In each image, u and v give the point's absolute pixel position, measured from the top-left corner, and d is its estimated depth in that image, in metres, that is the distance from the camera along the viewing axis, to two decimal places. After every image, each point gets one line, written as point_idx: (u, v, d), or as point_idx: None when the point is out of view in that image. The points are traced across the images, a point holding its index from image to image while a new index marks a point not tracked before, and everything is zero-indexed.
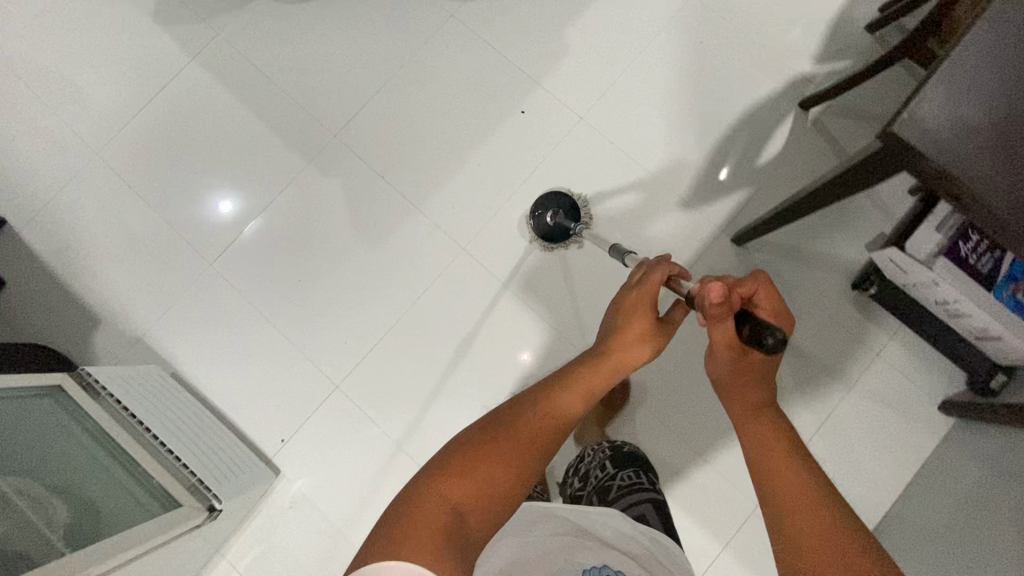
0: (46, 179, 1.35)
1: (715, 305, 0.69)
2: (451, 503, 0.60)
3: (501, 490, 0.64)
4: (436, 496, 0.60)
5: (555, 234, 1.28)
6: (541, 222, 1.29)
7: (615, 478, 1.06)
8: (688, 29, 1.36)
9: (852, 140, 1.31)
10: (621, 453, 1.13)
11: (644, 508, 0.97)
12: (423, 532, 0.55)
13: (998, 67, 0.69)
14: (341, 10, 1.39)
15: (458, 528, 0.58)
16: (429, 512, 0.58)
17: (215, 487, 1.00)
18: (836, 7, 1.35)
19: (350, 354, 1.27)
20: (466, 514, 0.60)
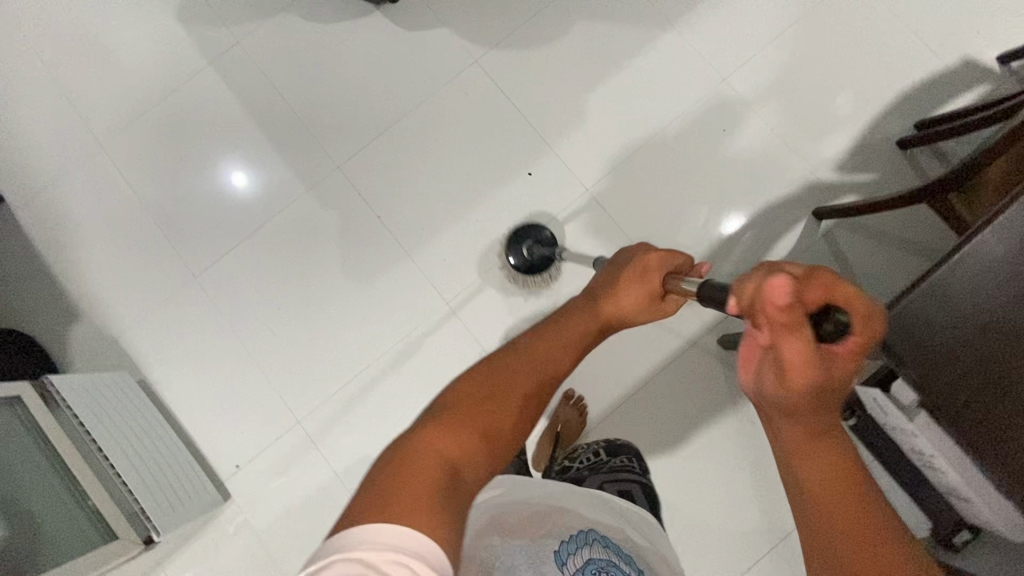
0: (47, 161, 1.35)
1: (780, 311, 0.49)
2: (451, 459, 0.56)
3: (496, 443, 0.61)
4: (432, 451, 0.56)
5: (535, 267, 1.26)
6: (521, 252, 1.26)
7: (608, 462, 1.09)
8: (711, 115, 1.33)
9: (861, 260, 1.26)
10: (615, 446, 1.16)
11: (630, 486, 1.00)
12: (424, 492, 0.52)
13: (993, 280, 0.78)
14: (366, 39, 1.37)
15: (456, 484, 0.55)
16: (426, 471, 0.54)
17: (155, 519, 1.01)
18: (867, 120, 1.32)
19: (317, 389, 1.27)
20: (464, 468, 0.57)
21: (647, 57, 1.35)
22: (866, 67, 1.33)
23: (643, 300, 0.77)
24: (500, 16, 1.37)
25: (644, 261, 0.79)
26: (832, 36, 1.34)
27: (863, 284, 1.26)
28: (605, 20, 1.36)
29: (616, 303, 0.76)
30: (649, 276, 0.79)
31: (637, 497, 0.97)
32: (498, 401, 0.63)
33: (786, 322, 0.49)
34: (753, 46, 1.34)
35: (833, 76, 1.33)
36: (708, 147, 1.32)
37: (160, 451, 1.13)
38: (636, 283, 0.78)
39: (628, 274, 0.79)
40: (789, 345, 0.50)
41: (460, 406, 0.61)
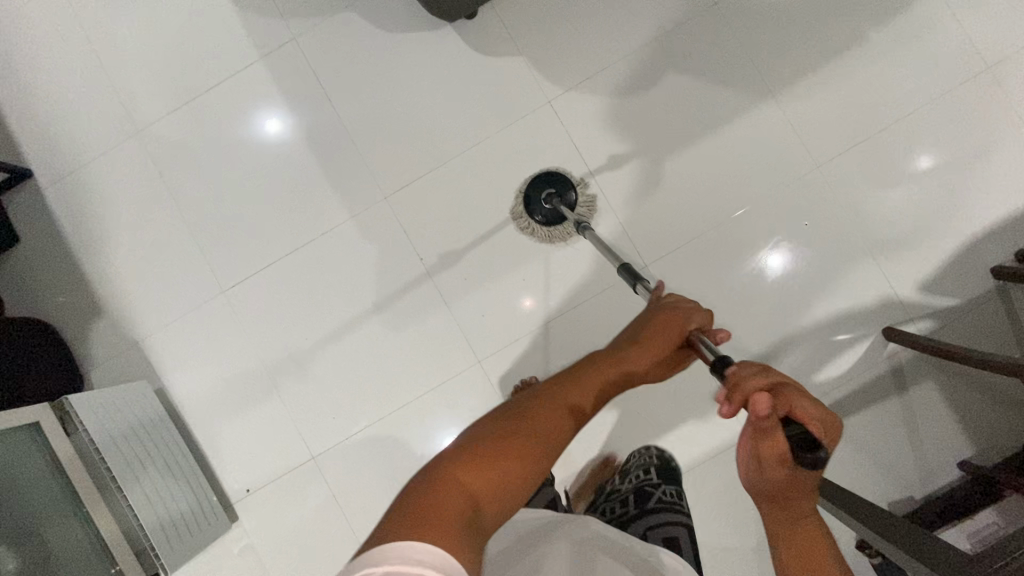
0: (79, 139, 1.27)
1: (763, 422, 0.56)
2: (472, 494, 0.57)
3: (517, 484, 0.60)
4: (455, 484, 0.57)
5: (542, 215, 1.23)
6: (536, 195, 1.23)
7: (658, 489, 1.10)
8: (792, 205, 1.23)
9: (922, 392, 1.19)
10: (666, 465, 1.17)
11: (675, 527, 1.01)
12: (444, 515, 0.52)
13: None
14: (432, 57, 1.24)
15: (474, 520, 0.55)
16: (449, 500, 0.55)
17: (164, 557, 1.03)
18: (962, 239, 1.20)
19: (336, 428, 1.24)
20: (485, 507, 0.57)
21: (736, 127, 1.23)
22: (977, 179, 1.20)
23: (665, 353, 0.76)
24: (583, 55, 1.23)
25: (662, 317, 0.78)
26: (943, 136, 1.21)
27: (919, 417, 1.19)
28: (698, 77, 1.23)
29: (638, 353, 0.74)
30: (669, 328, 0.77)
31: (681, 540, 0.98)
32: (522, 444, 0.62)
33: (767, 428, 0.57)
34: (854, 134, 1.22)
35: (935, 182, 1.21)
36: (784, 238, 1.23)
37: (179, 470, 1.13)
38: (656, 334, 0.76)
39: (650, 327, 0.77)
40: (767, 446, 0.58)
41: (485, 442, 0.62)
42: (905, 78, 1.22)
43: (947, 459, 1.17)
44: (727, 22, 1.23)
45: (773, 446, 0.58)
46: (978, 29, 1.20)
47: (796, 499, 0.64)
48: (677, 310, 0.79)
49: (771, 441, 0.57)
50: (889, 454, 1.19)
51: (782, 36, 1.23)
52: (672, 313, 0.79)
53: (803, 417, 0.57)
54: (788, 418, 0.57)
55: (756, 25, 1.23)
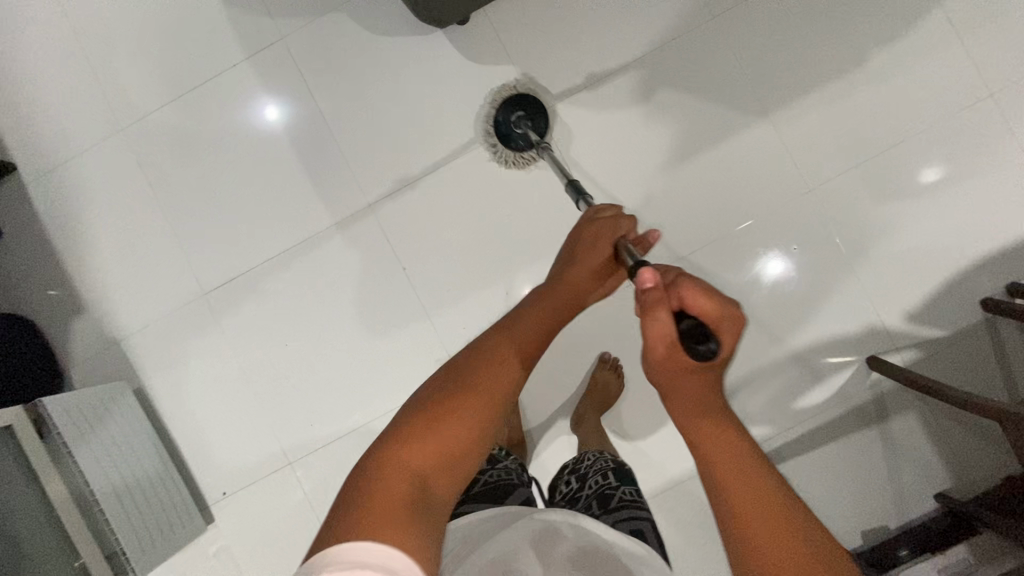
0: (62, 134, 1.25)
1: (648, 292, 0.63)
2: (416, 466, 0.56)
3: (465, 442, 0.59)
4: (397, 461, 0.56)
5: (515, 142, 1.21)
6: (507, 120, 1.21)
7: (618, 489, 0.96)
8: (783, 229, 1.20)
9: (902, 424, 1.18)
10: (624, 467, 1.03)
11: (641, 524, 0.88)
12: (388, 503, 0.52)
13: None
14: (421, 62, 1.22)
15: (422, 496, 0.54)
16: (393, 484, 0.54)
17: (134, 562, 1.05)
18: (952, 270, 1.18)
19: (312, 434, 1.24)
20: (432, 475, 0.57)
21: (728, 145, 1.21)
22: (972, 210, 1.18)
23: (595, 269, 0.78)
24: (576, 66, 1.21)
25: (589, 233, 0.81)
26: (940, 166, 1.18)
27: (898, 449, 1.18)
28: (692, 95, 1.20)
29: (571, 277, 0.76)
30: (597, 242, 0.79)
31: (650, 538, 0.86)
32: (467, 399, 0.61)
33: (650, 300, 0.63)
34: (849, 159, 1.20)
35: (928, 209, 1.19)
36: (774, 262, 1.21)
37: (150, 476, 1.15)
38: (585, 252, 0.79)
39: (578, 245, 0.80)
40: (649, 324, 0.63)
41: (427, 407, 0.60)
42: (905, 103, 1.19)
43: (925, 490, 1.17)
44: (724, 39, 1.20)
45: (661, 325, 0.62)
46: (982, 55, 1.17)
47: (701, 389, 0.60)
48: (606, 223, 0.81)
49: (654, 317, 0.63)
50: (867, 484, 1.18)
51: (780, 55, 1.20)
52: (599, 228, 0.81)
53: (697, 308, 0.62)
54: (681, 311, 0.63)
55: (755, 42, 1.20)
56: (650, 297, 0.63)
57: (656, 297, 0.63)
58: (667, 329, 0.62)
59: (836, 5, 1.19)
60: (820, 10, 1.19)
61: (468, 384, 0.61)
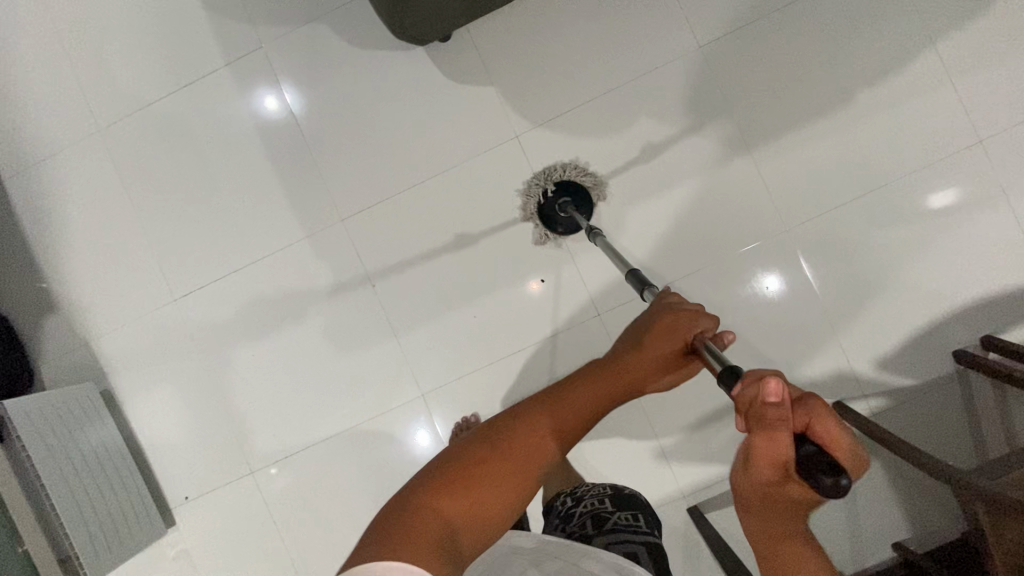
0: (41, 133, 1.25)
1: (771, 408, 0.46)
2: (451, 523, 0.47)
3: (499, 512, 0.49)
4: (430, 513, 0.47)
5: (561, 226, 1.19)
6: (551, 204, 1.19)
7: (613, 514, 0.94)
8: (757, 268, 1.18)
9: (865, 472, 1.17)
10: (623, 495, 1.01)
11: (635, 548, 0.86)
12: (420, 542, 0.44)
13: None
14: (401, 79, 1.21)
15: (451, 552, 0.46)
16: (422, 530, 0.46)
17: (87, 567, 1.05)
18: (926, 321, 1.16)
19: (275, 446, 1.25)
20: (463, 537, 0.48)
21: (706, 179, 1.19)
22: (951, 258, 1.16)
23: (663, 361, 0.59)
24: (557, 90, 1.19)
25: (664, 317, 0.62)
26: (920, 213, 1.16)
27: (859, 498, 1.17)
28: (673, 127, 1.18)
29: (635, 364, 0.58)
30: (673, 334, 0.60)
31: (643, 563, 0.83)
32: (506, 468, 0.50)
33: (772, 419, 0.46)
34: (830, 201, 1.17)
35: (906, 254, 1.16)
36: (747, 301, 1.19)
37: (113, 478, 1.17)
38: (658, 339, 0.60)
39: (648, 331, 0.61)
40: (759, 441, 0.46)
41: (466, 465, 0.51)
42: (891, 146, 1.16)
43: (884, 538, 1.16)
44: (709, 72, 1.18)
45: (772, 446, 0.46)
46: (972, 101, 1.14)
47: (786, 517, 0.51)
48: (684, 313, 0.62)
49: (772, 437, 0.46)
50: (825, 532, 1.17)
51: (766, 91, 1.17)
52: (675, 314, 0.62)
53: (822, 436, 0.47)
54: (803, 435, 0.48)
55: (741, 75, 1.17)
56: (773, 414, 0.46)
57: (780, 415, 0.46)
58: (781, 452, 0.46)
59: (827, 42, 1.16)
60: (810, 47, 1.17)
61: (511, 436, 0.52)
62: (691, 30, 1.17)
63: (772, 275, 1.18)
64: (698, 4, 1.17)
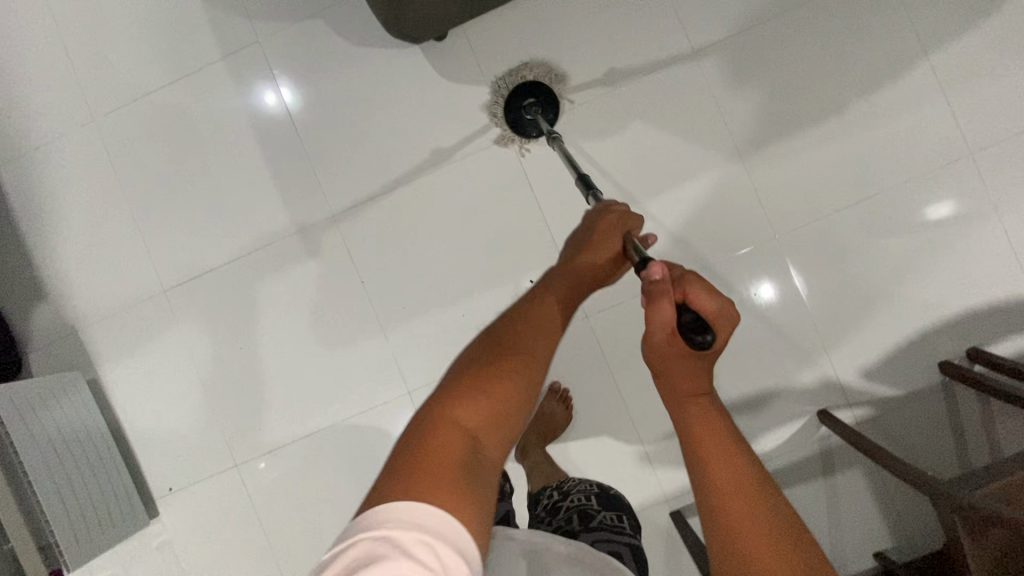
0: (35, 121, 1.25)
1: (658, 283, 0.62)
2: (470, 430, 0.50)
3: (513, 416, 0.53)
4: (449, 421, 0.50)
5: (530, 130, 1.19)
6: (518, 106, 1.18)
7: (598, 513, 0.94)
8: (746, 274, 1.19)
9: (848, 480, 1.17)
10: (610, 494, 1.01)
11: (619, 547, 0.86)
12: (441, 471, 0.46)
13: None
14: (396, 77, 1.21)
15: (474, 463, 0.48)
16: (443, 454, 0.47)
17: (68, 555, 1.05)
18: (913, 331, 1.17)
19: (261, 440, 1.25)
20: (485, 439, 0.51)
21: (696, 185, 1.19)
22: (939, 270, 1.16)
23: (607, 258, 0.74)
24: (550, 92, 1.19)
25: (605, 221, 0.77)
26: (909, 223, 1.16)
27: (841, 506, 1.17)
28: (664, 132, 1.19)
29: (581, 266, 0.72)
30: (608, 236, 0.76)
31: (626, 562, 0.83)
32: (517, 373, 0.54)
33: (660, 291, 0.62)
34: (820, 210, 1.17)
35: (895, 264, 1.16)
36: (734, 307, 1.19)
37: (95, 468, 1.16)
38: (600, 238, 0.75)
39: (592, 232, 0.76)
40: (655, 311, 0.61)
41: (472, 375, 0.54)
42: (882, 157, 1.16)
43: (864, 547, 1.16)
44: (702, 78, 1.18)
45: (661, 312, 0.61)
46: (964, 114, 1.15)
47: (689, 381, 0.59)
48: (618, 214, 0.78)
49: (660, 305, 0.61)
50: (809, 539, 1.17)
51: (759, 99, 1.18)
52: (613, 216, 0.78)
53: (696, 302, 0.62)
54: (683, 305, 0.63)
55: (734, 82, 1.18)
56: (661, 288, 0.62)
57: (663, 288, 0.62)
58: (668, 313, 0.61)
59: (820, 52, 1.17)
60: (804, 56, 1.17)
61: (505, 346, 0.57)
62: (685, 36, 1.18)
63: (767, 285, 1.18)
64: (694, 11, 1.18)
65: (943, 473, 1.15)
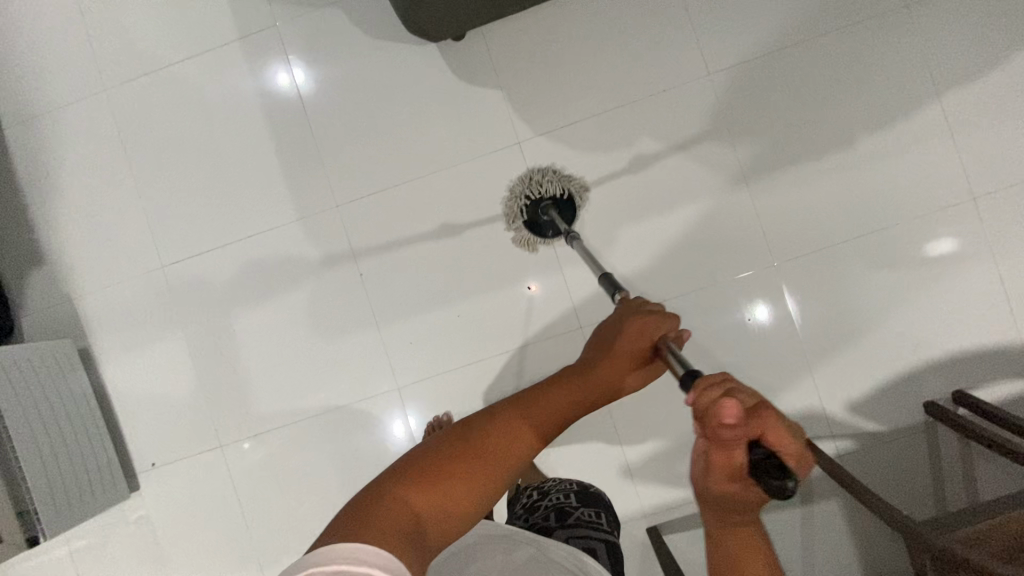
0: (46, 86, 1.25)
1: (726, 429, 0.44)
2: (416, 512, 0.48)
3: (459, 511, 0.50)
4: (400, 498, 0.48)
5: (545, 229, 1.19)
6: (535, 207, 1.19)
7: (576, 510, 0.95)
8: (742, 299, 1.19)
9: (827, 510, 1.18)
10: (589, 494, 1.03)
11: (594, 544, 0.88)
12: (387, 531, 0.44)
13: None
14: (411, 72, 1.21)
15: (416, 543, 0.46)
16: (383, 520, 0.46)
17: (45, 524, 1.06)
18: (902, 369, 1.18)
19: (248, 423, 1.26)
20: (429, 528, 0.48)
21: (702, 205, 1.20)
22: (933, 309, 1.17)
23: (635, 362, 0.62)
24: (564, 103, 1.20)
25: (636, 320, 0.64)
26: (910, 257, 1.17)
27: (817, 535, 1.18)
28: (672, 150, 1.19)
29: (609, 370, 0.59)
30: (642, 336, 0.63)
31: (601, 559, 0.85)
32: (475, 459, 0.52)
33: (726, 436, 0.45)
34: (820, 241, 1.18)
35: (889, 300, 1.17)
36: (727, 331, 1.20)
37: (78, 438, 1.17)
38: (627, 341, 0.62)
39: (620, 333, 0.63)
40: (718, 457, 0.46)
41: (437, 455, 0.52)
42: (886, 194, 1.17)
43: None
44: (715, 100, 1.18)
45: (728, 460, 0.45)
46: (972, 157, 1.15)
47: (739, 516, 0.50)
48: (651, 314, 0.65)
49: (727, 451, 0.45)
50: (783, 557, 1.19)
51: (770, 125, 1.18)
52: (643, 318, 0.64)
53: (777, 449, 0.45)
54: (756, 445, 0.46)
55: (748, 106, 1.18)
56: (728, 433, 0.45)
57: (736, 432, 0.44)
58: (730, 457, 0.45)
59: (836, 84, 1.17)
60: (817, 86, 1.17)
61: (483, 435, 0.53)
62: (703, 58, 1.18)
63: (760, 304, 1.19)
64: (714, 33, 1.18)
65: (918, 511, 1.17)
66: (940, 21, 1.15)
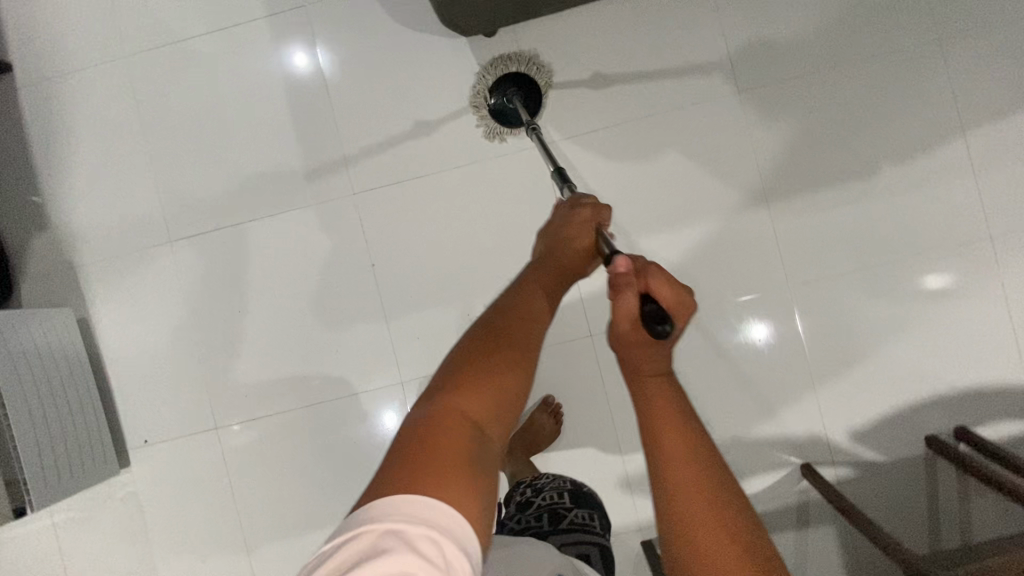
0: (62, 48, 1.22)
1: (620, 275, 0.56)
2: (473, 420, 0.47)
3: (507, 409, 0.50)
4: (455, 411, 0.47)
5: (509, 118, 1.16)
6: (500, 95, 1.15)
7: (569, 512, 0.94)
8: (753, 318, 1.19)
9: (821, 534, 1.19)
10: (582, 490, 1.01)
11: (587, 549, 0.88)
12: (448, 459, 0.44)
13: None
14: (439, 65, 1.20)
15: (480, 450, 0.46)
16: (443, 450, 0.44)
17: (32, 495, 1.03)
18: (906, 400, 1.18)
19: (245, 406, 1.23)
20: (488, 429, 0.48)
21: (721, 221, 1.19)
22: (941, 342, 1.17)
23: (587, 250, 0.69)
24: (590, 108, 1.19)
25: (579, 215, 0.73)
26: (924, 289, 1.17)
27: (810, 558, 1.19)
28: (695, 164, 1.19)
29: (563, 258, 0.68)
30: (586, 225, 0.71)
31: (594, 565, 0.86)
32: (506, 356, 0.51)
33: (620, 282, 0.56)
34: (836, 267, 1.18)
35: (900, 331, 1.18)
36: (737, 349, 1.19)
37: (71, 408, 1.14)
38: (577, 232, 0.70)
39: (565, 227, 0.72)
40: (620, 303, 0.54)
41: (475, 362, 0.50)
42: (904, 225, 1.17)
43: None
44: (741, 119, 1.18)
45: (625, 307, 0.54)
46: (993, 195, 1.16)
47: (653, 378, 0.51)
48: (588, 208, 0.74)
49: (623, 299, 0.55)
50: None
51: (795, 147, 1.18)
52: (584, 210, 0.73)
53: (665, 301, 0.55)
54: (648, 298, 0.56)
55: (774, 125, 1.18)
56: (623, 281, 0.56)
57: (628, 279, 0.55)
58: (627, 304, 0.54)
59: (863, 111, 1.17)
60: (843, 112, 1.17)
61: (507, 334, 0.53)
62: (733, 74, 1.18)
63: (759, 323, 1.19)
64: (747, 50, 1.18)
65: (914, 542, 1.17)
66: (971, 58, 1.16)
